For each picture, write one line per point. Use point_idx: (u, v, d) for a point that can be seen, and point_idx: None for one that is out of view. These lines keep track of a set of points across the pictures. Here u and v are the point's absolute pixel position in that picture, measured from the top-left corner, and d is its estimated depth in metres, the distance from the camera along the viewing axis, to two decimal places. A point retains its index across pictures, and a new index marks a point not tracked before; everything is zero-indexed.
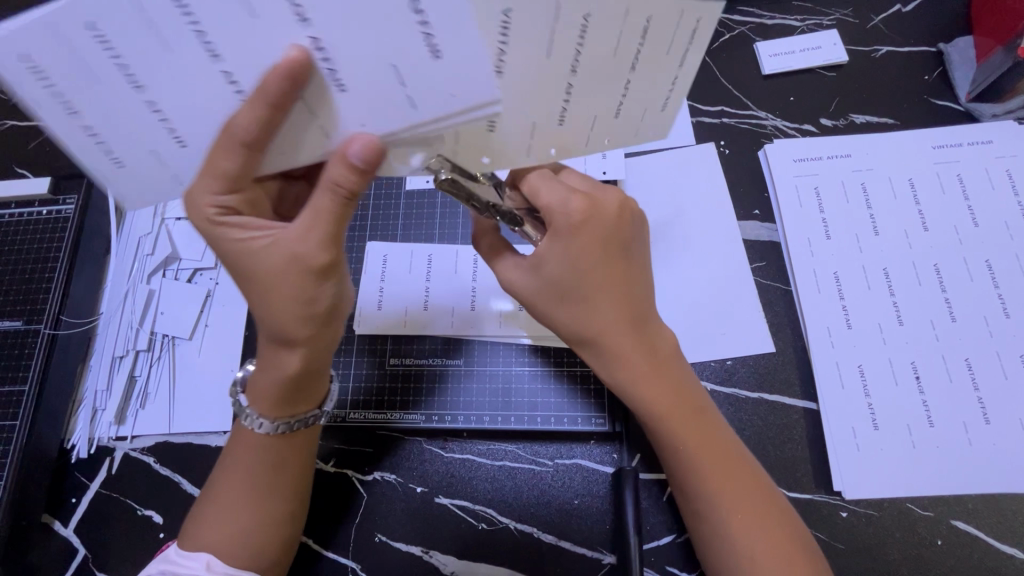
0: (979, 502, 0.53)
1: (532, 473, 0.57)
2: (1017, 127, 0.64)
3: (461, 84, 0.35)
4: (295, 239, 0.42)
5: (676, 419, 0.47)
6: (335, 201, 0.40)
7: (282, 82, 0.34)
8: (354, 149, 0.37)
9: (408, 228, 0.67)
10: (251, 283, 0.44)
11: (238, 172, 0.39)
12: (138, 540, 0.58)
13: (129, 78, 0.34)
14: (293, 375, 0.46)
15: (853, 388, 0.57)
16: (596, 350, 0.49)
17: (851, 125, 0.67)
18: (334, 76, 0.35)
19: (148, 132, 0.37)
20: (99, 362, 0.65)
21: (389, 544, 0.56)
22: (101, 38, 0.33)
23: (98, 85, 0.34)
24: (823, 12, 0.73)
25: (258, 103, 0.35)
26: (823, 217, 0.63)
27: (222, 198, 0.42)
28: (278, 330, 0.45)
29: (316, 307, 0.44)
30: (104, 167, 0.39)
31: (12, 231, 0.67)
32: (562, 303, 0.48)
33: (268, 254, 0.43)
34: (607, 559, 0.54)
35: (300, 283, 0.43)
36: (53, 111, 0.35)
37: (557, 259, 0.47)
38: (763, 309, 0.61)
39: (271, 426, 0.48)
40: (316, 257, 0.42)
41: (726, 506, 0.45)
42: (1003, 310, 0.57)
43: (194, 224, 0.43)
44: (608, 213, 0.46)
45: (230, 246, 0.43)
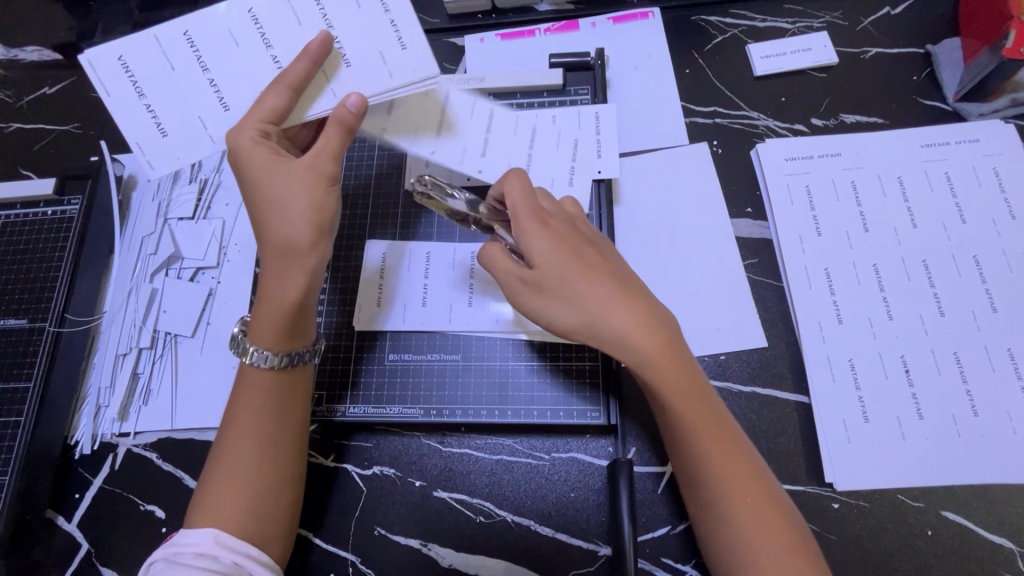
0: (968, 494, 0.54)
1: (529, 467, 0.58)
2: (1003, 126, 0.65)
3: (413, 57, 0.49)
4: (309, 155, 0.49)
5: (686, 400, 0.47)
6: (340, 133, 0.49)
7: (317, 56, 0.48)
8: (351, 100, 0.49)
9: (406, 227, 0.68)
10: (271, 190, 0.49)
11: (273, 111, 0.48)
12: (141, 535, 0.59)
13: (202, 66, 0.50)
14: (293, 304, 0.50)
15: (844, 382, 0.58)
16: (602, 334, 0.47)
17: (841, 125, 0.69)
18: (342, 45, 0.48)
19: (200, 105, 0.51)
20: (103, 360, 0.67)
21: (389, 537, 0.57)
22: (196, 43, 0.49)
23: (175, 73, 0.50)
24: (813, 15, 0.74)
25: (289, 71, 0.48)
26: (814, 215, 0.64)
27: (259, 132, 0.48)
28: (284, 245, 0.49)
29: (322, 214, 0.49)
30: (149, 135, 0.51)
31: (17, 231, 0.68)
32: (562, 286, 0.48)
33: (281, 170, 0.49)
34: (602, 551, 0.55)
35: (314, 188, 0.49)
36: (131, 93, 0.50)
37: (541, 246, 0.49)
38: (756, 304, 0.62)
39: (274, 360, 0.51)
40: (327, 167, 0.50)
41: (733, 496, 0.46)
42: (991, 305, 0.58)
43: (233, 141, 0.49)
44: (563, 213, 0.54)
45: (252, 165, 0.48)
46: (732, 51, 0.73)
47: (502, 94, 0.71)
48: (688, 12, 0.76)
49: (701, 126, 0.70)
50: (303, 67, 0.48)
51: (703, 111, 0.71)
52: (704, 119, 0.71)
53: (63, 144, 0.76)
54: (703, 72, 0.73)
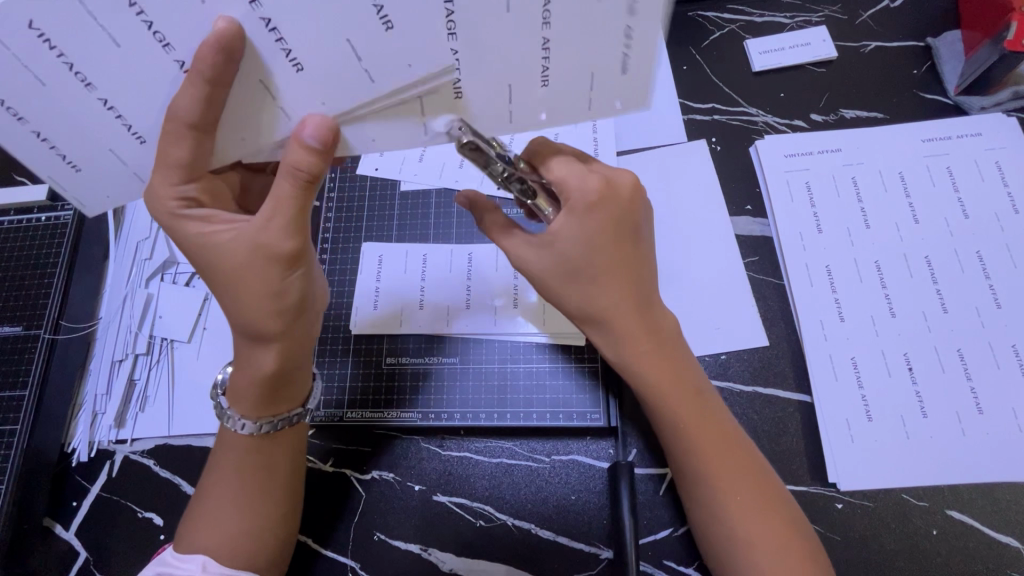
0: (974, 493, 0.53)
1: (530, 470, 0.58)
2: (1005, 119, 0.64)
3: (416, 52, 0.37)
4: (256, 228, 0.43)
5: (672, 391, 0.47)
6: (295, 187, 0.41)
7: (216, 55, 0.35)
8: (309, 129, 0.39)
9: (403, 229, 0.67)
10: (215, 273, 0.45)
11: (191, 159, 0.41)
12: (138, 542, 0.59)
13: (78, 77, 0.36)
14: (270, 373, 0.47)
15: (847, 380, 0.57)
16: (599, 326, 0.48)
17: (841, 120, 0.68)
18: (286, 51, 0.36)
19: (100, 127, 0.39)
20: (99, 366, 0.66)
21: (388, 542, 0.56)
22: (46, 39, 0.34)
23: (44, 86, 0.36)
24: (811, 9, 0.73)
25: (198, 83, 0.36)
26: (815, 211, 0.63)
27: (184, 189, 0.43)
28: (250, 325, 0.45)
29: (285, 299, 0.45)
30: (60, 173, 0.41)
31: (11, 238, 0.68)
32: (579, 279, 0.47)
33: (229, 244, 0.43)
34: (604, 555, 0.54)
35: (266, 271, 0.43)
36: (4, 118, 0.37)
37: (574, 233, 0.46)
38: (756, 302, 0.61)
39: (254, 427, 0.49)
40: (279, 246, 0.43)
41: (724, 488, 0.46)
42: (994, 301, 0.58)
43: (158, 218, 0.44)
44: (622, 194, 0.46)
45: (195, 238, 0.44)
46: (728, 47, 0.73)
47: None
48: (685, 8, 0.76)
49: (699, 123, 0.70)
50: (201, 86, 0.36)
51: (700, 108, 0.70)
52: (701, 116, 0.70)
53: None
54: (701, 68, 0.72)
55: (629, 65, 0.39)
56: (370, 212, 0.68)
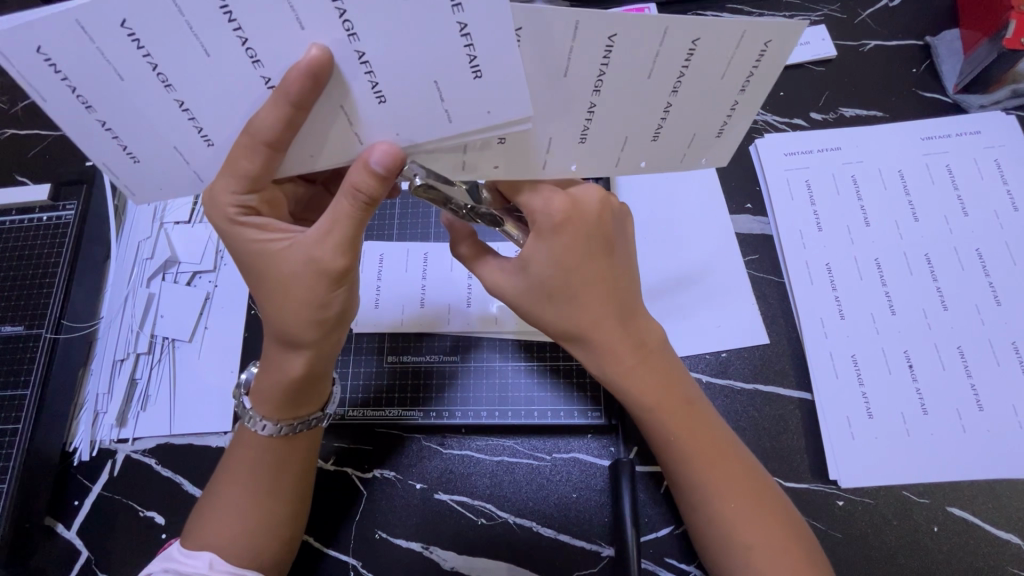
0: (974, 489, 0.53)
1: (531, 468, 0.58)
2: (1004, 117, 0.65)
3: (495, 98, 0.37)
4: (312, 243, 0.43)
5: (661, 408, 0.48)
6: (352, 207, 0.41)
7: (302, 81, 0.35)
8: (375, 155, 0.39)
9: (404, 228, 0.67)
10: (268, 283, 0.45)
11: (256, 171, 0.40)
12: (140, 541, 0.59)
13: (158, 77, 0.36)
14: (297, 379, 0.47)
15: (847, 377, 0.57)
16: (583, 344, 0.49)
17: (841, 119, 0.68)
18: (373, 83, 0.36)
19: (172, 127, 0.38)
20: (101, 365, 0.66)
21: (389, 540, 0.56)
22: (135, 37, 0.34)
23: (121, 80, 0.36)
24: (810, 9, 0.74)
25: (280, 105, 0.36)
26: (814, 209, 0.64)
27: (244, 197, 0.43)
28: (285, 330, 0.46)
29: (326, 311, 0.45)
30: (115, 160, 0.40)
31: (13, 237, 0.68)
32: (554, 302, 0.48)
33: (286, 256, 0.44)
34: (605, 552, 0.55)
35: (314, 286, 0.43)
36: (70, 103, 0.36)
37: (544, 258, 0.46)
38: (757, 300, 0.62)
39: (274, 429, 0.49)
40: (333, 262, 0.43)
41: (718, 499, 0.46)
42: (993, 298, 0.58)
43: (216, 223, 0.44)
44: (589, 212, 0.46)
45: (250, 246, 0.44)
46: None
47: None
48: (684, 8, 0.76)
49: None
50: (280, 107, 0.36)
51: None
52: None
53: (58, 149, 0.76)
54: None
55: (725, 128, 0.43)
56: (371, 212, 0.68)
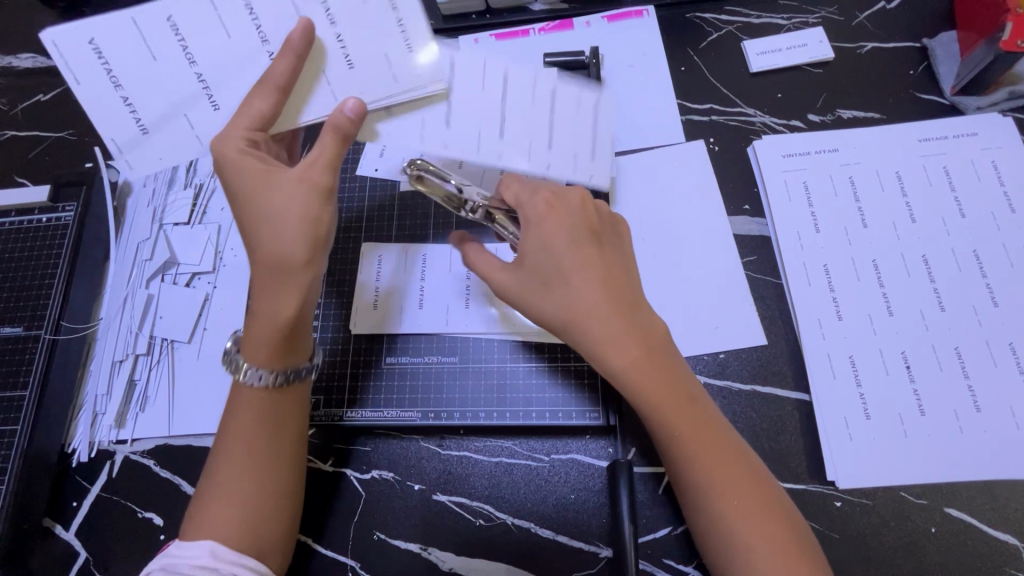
0: (972, 490, 0.53)
1: (529, 469, 0.58)
2: (1001, 118, 0.65)
3: (417, 63, 0.47)
4: (300, 167, 0.46)
5: (669, 406, 0.47)
6: (333, 141, 0.45)
7: (296, 48, 0.45)
8: (347, 106, 0.45)
9: (403, 229, 0.68)
10: (261, 214, 0.47)
11: (270, 112, 0.45)
12: (139, 542, 0.59)
13: (186, 56, 0.45)
14: (288, 321, 0.48)
15: (845, 378, 0.57)
16: (586, 340, 0.48)
17: (838, 120, 0.68)
18: (344, 52, 0.46)
19: (184, 91, 0.46)
20: (99, 367, 0.66)
21: (388, 542, 0.56)
22: (175, 29, 0.44)
23: (154, 61, 0.45)
24: (808, 11, 0.74)
25: (288, 57, 0.45)
26: (812, 211, 0.64)
27: (247, 135, 0.46)
28: (280, 263, 0.46)
29: (318, 230, 0.47)
30: (127, 133, 0.46)
31: (12, 238, 0.68)
32: (547, 289, 0.50)
33: (276, 180, 0.46)
34: (603, 553, 0.55)
35: (308, 201, 0.46)
36: (103, 82, 0.45)
37: (530, 243, 0.51)
38: (755, 301, 0.62)
39: (269, 377, 0.49)
40: (322, 179, 0.46)
41: (723, 500, 0.46)
42: (991, 299, 0.58)
43: (213, 152, 0.46)
44: (572, 204, 0.52)
45: (239, 175, 0.46)
46: (725, 48, 0.73)
47: None
48: (682, 10, 0.76)
49: (697, 124, 0.70)
50: (290, 60, 0.44)
51: (699, 109, 0.71)
52: (699, 117, 0.70)
53: (57, 151, 0.76)
54: (698, 69, 0.73)
55: None
56: (370, 213, 0.68)
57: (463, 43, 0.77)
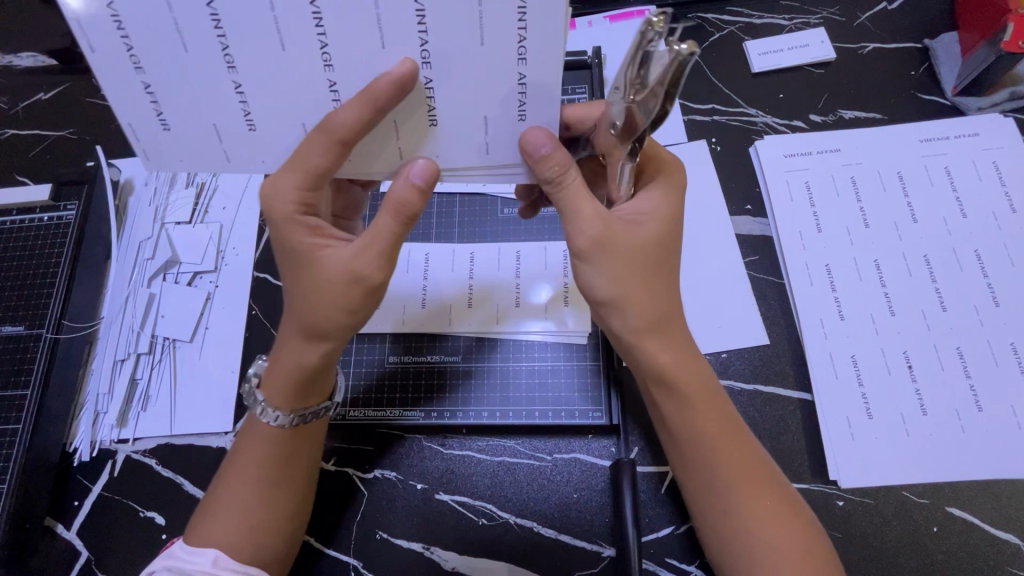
0: (973, 490, 0.54)
1: (532, 468, 0.58)
2: (1002, 119, 0.65)
3: (487, 105, 0.39)
4: (355, 252, 0.43)
5: (718, 416, 0.46)
6: (393, 222, 0.42)
7: (318, 80, 0.37)
8: (415, 170, 0.41)
9: (405, 229, 0.68)
10: (299, 286, 0.44)
11: (325, 167, 0.41)
12: (140, 541, 0.59)
13: (130, 56, 0.37)
14: (312, 368, 0.47)
15: (847, 378, 0.57)
16: (656, 337, 0.45)
17: (840, 120, 0.68)
18: (330, 82, 0.38)
19: (130, 100, 0.39)
20: (101, 365, 0.66)
21: (390, 541, 0.56)
22: (117, 19, 0.35)
23: (94, 52, 0.37)
24: (810, 11, 0.74)
25: (362, 107, 0.37)
26: (814, 211, 0.64)
27: (307, 194, 0.43)
28: (315, 321, 0.44)
29: (356, 319, 0.45)
30: None
31: (13, 237, 0.68)
32: (648, 285, 0.44)
33: (327, 262, 0.43)
34: (606, 552, 0.55)
35: (345, 296, 0.43)
36: None
37: (647, 230, 0.44)
38: (757, 301, 0.62)
39: (284, 420, 0.49)
40: (372, 277, 0.43)
41: (760, 512, 0.45)
42: (993, 298, 0.58)
43: (273, 217, 0.43)
44: (671, 196, 0.46)
45: (291, 245, 0.44)
46: (727, 48, 0.73)
47: None
48: (683, 10, 0.76)
49: (699, 124, 0.70)
50: (360, 109, 0.37)
51: (700, 109, 0.71)
52: (701, 117, 0.70)
53: (59, 150, 0.76)
54: (701, 69, 0.73)
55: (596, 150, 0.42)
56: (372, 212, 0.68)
57: None
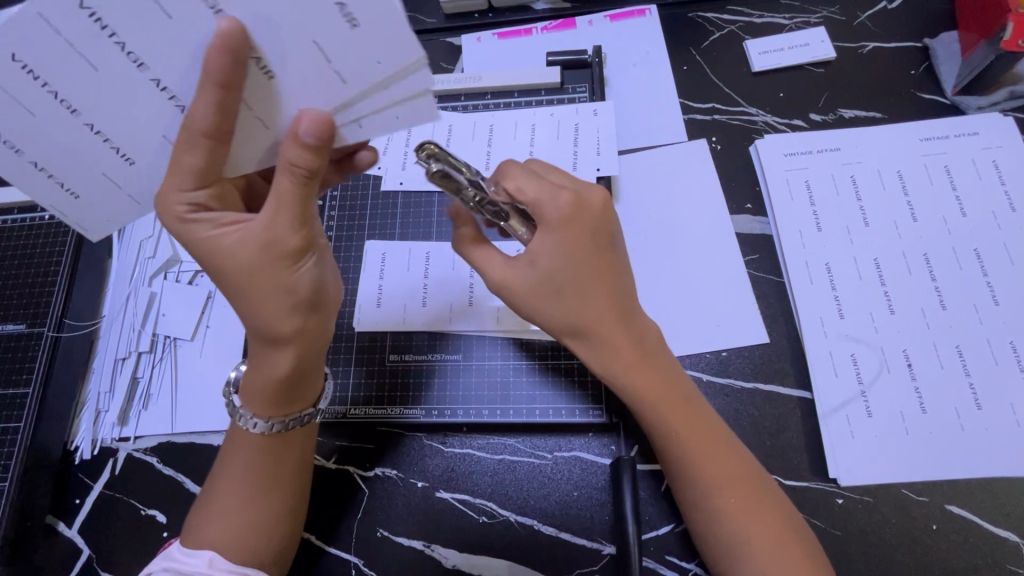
0: (972, 487, 0.54)
1: (532, 466, 0.58)
2: (1001, 118, 0.65)
3: (384, 55, 0.35)
4: (262, 226, 0.42)
5: (664, 404, 0.48)
6: (294, 182, 0.41)
7: (222, 57, 0.35)
8: (302, 126, 0.38)
9: (406, 228, 0.68)
10: (227, 280, 0.44)
11: (202, 166, 0.40)
12: (141, 539, 0.59)
13: (129, 57, 0.35)
14: (284, 376, 0.46)
15: (846, 376, 0.57)
16: (587, 339, 0.49)
17: (840, 120, 0.68)
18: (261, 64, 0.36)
19: (152, 108, 0.38)
20: (102, 364, 0.66)
21: (392, 539, 0.56)
22: (97, 18, 0.33)
23: (96, 71, 0.35)
24: (810, 11, 0.74)
25: (207, 88, 0.36)
26: (814, 210, 0.64)
27: (194, 194, 0.42)
28: (263, 325, 0.45)
29: (298, 294, 0.44)
30: (113, 166, 0.40)
31: (15, 236, 0.68)
32: (559, 295, 0.48)
33: (235, 250, 0.43)
34: (606, 550, 0.55)
35: (274, 269, 0.43)
36: (56, 110, 0.37)
37: (550, 250, 0.47)
38: (757, 300, 0.62)
39: (265, 426, 0.49)
40: (288, 240, 0.43)
41: (725, 498, 0.46)
42: (992, 297, 0.58)
43: (170, 226, 0.43)
44: (594, 208, 0.48)
45: (200, 244, 0.43)
46: (727, 47, 0.73)
47: (499, 92, 0.72)
48: (684, 9, 0.76)
49: (700, 123, 0.70)
50: (213, 92, 0.36)
51: (701, 108, 0.71)
52: (702, 116, 0.70)
53: None
54: (701, 69, 0.73)
55: None
56: (372, 211, 0.68)
57: (466, 42, 0.78)
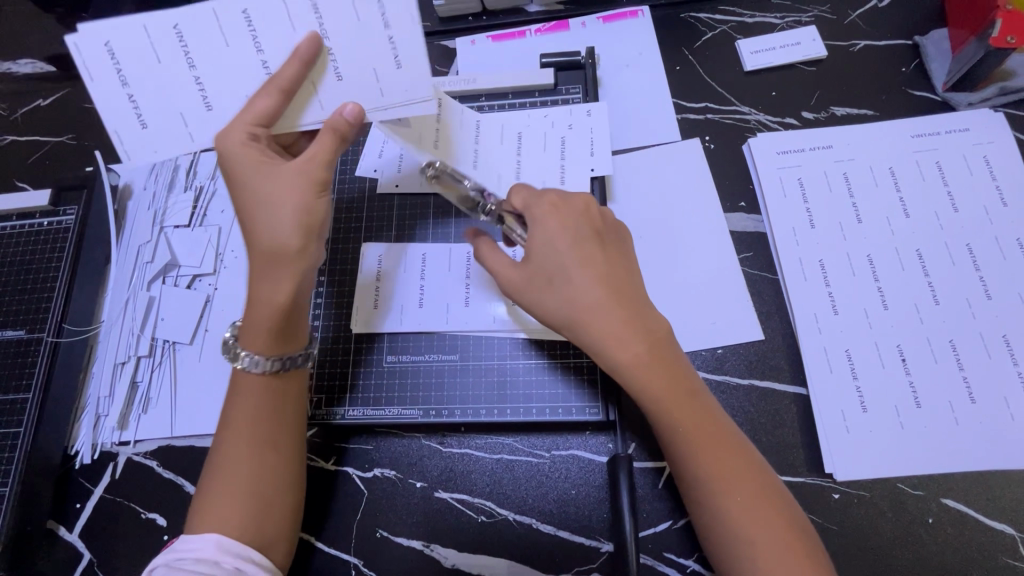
0: (967, 480, 0.54)
1: (530, 464, 0.58)
2: (992, 114, 0.66)
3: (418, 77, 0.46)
4: (301, 160, 0.48)
5: (672, 401, 0.48)
6: (332, 137, 0.47)
7: (299, 61, 0.44)
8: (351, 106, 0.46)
9: (402, 229, 0.68)
10: (258, 202, 0.48)
11: (265, 113, 0.45)
12: (141, 542, 0.59)
13: None
14: (283, 306, 0.50)
15: (841, 371, 0.58)
16: (585, 333, 0.49)
17: (832, 117, 0.69)
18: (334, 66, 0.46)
19: None
20: (102, 368, 0.67)
21: (391, 539, 0.57)
22: None
23: None
24: (801, 10, 0.75)
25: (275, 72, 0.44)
26: (807, 208, 0.64)
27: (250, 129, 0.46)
28: (271, 254, 0.48)
29: (312, 220, 0.48)
30: None
31: (13, 243, 0.68)
32: (553, 285, 0.50)
33: (274, 174, 0.47)
34: (605, 548, 0.55)
35: (303, 195, 0.48)
36: None
37: (539, 243, 0.51)
38: (752, 297, 0.62)
39: (266, 364, 0.51)
40: (319, 172, 0.48)
41: (732, 499, 0.46)
42: (984, 292, 0.59)
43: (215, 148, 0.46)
44: (579, 206, 0.53)
45: (243, 167, 0.47)
46: (720, 47, 0.74)
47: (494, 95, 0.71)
48: (676, 10, 0.77)
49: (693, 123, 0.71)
50: (281, 75, 0.44)
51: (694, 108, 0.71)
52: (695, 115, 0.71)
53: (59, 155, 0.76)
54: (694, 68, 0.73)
55: None
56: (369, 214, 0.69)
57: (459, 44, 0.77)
